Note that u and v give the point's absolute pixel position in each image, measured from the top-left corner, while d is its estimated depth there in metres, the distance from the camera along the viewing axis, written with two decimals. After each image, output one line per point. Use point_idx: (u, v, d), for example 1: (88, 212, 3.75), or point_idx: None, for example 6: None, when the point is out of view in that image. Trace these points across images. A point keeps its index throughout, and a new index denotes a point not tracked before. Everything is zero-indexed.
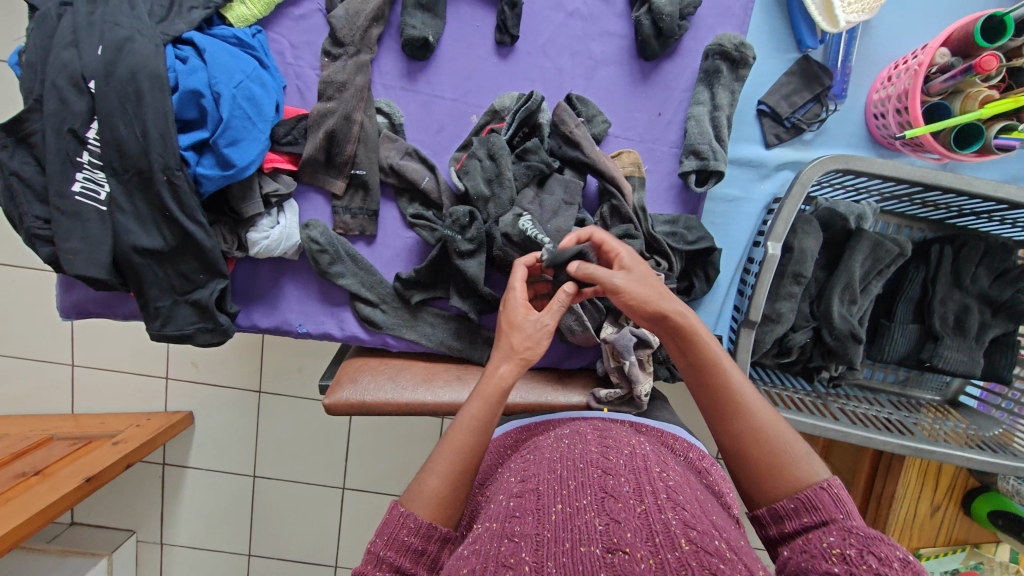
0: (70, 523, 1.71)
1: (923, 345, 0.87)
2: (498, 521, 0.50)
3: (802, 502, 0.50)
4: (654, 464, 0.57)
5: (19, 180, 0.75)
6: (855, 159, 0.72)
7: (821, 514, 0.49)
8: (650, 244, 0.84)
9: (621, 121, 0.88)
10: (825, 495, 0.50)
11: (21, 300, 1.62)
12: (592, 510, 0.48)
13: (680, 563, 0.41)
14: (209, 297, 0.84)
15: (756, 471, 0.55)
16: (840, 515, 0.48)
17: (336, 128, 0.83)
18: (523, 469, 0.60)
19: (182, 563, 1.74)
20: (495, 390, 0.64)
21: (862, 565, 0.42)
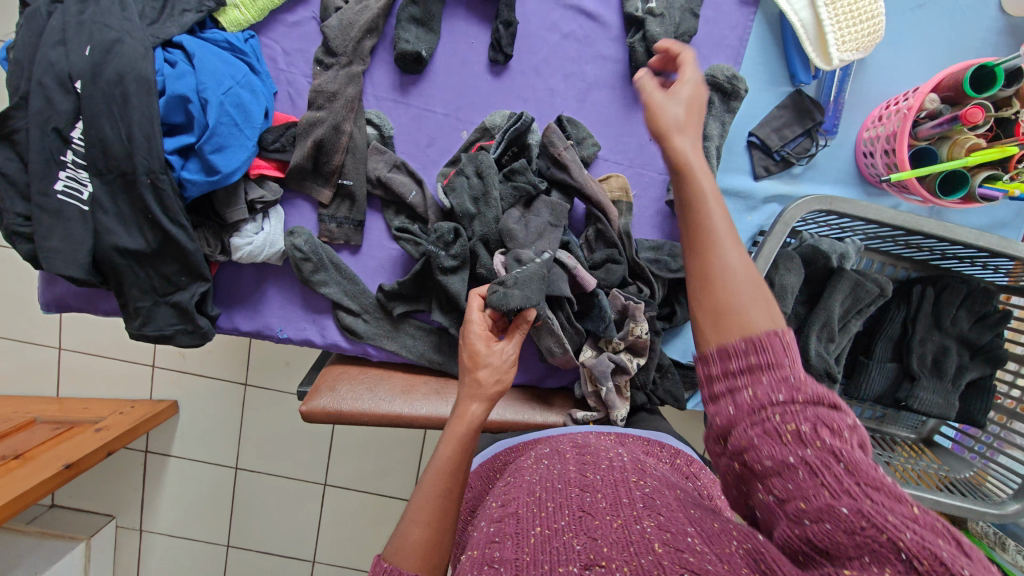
0: (50, 506, 1.71)
1: (900, 384, 0.87)
2: (477, 548, 0.47)
3: (752, 343, 0.42)
4: (631, 474, 0.56)
5: (2, 176, 0.75)
6: (838, 201, 0.72)
7: (769, 354, 0.41)
8: (634, 270, 0.86)
9: (612, 145, 0.88)
10: (776, 340, 0.42)
11: (11, 281, 1.63)
12: (569, 531, 0.46)
13: (654, 564, 0.40)
14: (190, 299, 0.84)
15: (711, 308, 0.45)
16: (786, 361, 0.41)
17: (324, 138, 0.83)
18: (503, 494, 0.58)
19: (160, 551, 1.73)
20: (462, 425, 0.65)
21: (819, 443, 0.38)
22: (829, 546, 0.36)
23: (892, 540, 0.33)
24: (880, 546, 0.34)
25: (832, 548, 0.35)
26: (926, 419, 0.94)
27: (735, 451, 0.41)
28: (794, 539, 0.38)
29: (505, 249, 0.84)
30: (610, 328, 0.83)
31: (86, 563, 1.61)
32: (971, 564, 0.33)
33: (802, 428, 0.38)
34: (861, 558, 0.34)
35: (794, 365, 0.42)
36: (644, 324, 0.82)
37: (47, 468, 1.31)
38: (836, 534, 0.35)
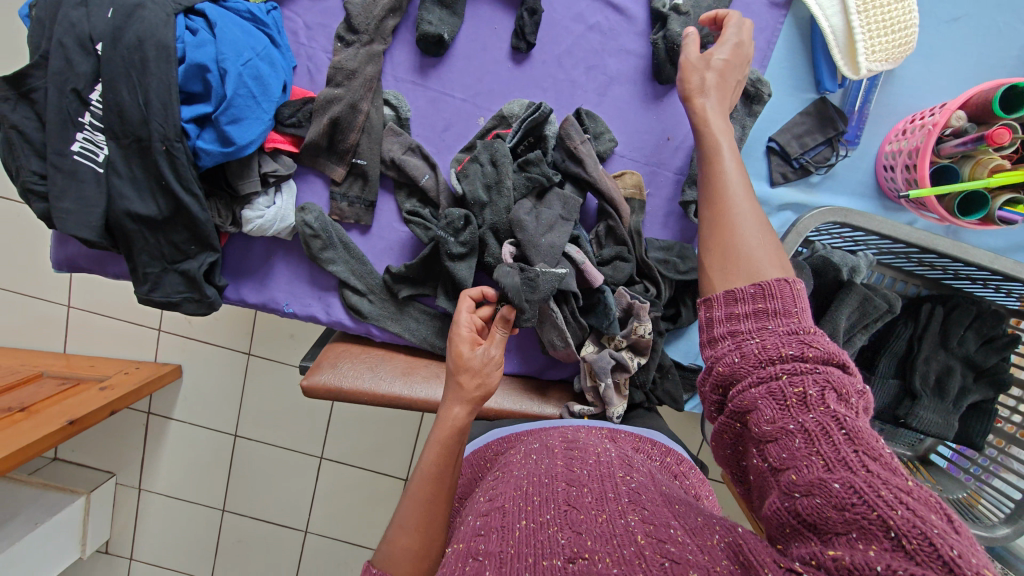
0: (53, 458, 1.75)
1: (901, 401, 0.86)
2: (463, 541, 0.50)
3: (760, 290, 0.50)
4: (618, 469, 0.58)
5: (19, 134, 0.75)
6: (855, 213, 0.71)
7: (776, 302, 0.49)
8: (641, 268, 0.86)
9: (628, 141, 0.87)
10: (784, 287, 0.49)
11: (23, 236, 1.64)
12: (555, 525, 0.48)
13: (636, 555, 0.42)
14: (198, 268, 0.85)
15: (723, 256, 0.55)
16: (789, 308, 0.48)
17: (340, 116, 0.83)
18: (492, 488, 0.59)
19: (156, 510, 1.77)
20: (449, 433, 0.66)
21: (820, 404, 0.40)
22: (817, 519, 0.37)
23: (882, 517, 0.33)
24: (870, 523, 0.34)
25: (820, 522, 0.36)
26: (923, 438, 0.93)
27: (739, 409, 0.45)
28: (784, 511, 0.39)
29: (514, 239, 0.84)
30: (614, 326, 0.83)
31: (85, 517, 1.65)
32: (963, 541, 0.32)
33: (806, 392, 0.41)
34: (848, 534, 0.35)
35: (805, 327, 0.47)
36: (648, 323, 0.81)
37: (51, 422, 1.34)
38: (825, 509, 0.36)
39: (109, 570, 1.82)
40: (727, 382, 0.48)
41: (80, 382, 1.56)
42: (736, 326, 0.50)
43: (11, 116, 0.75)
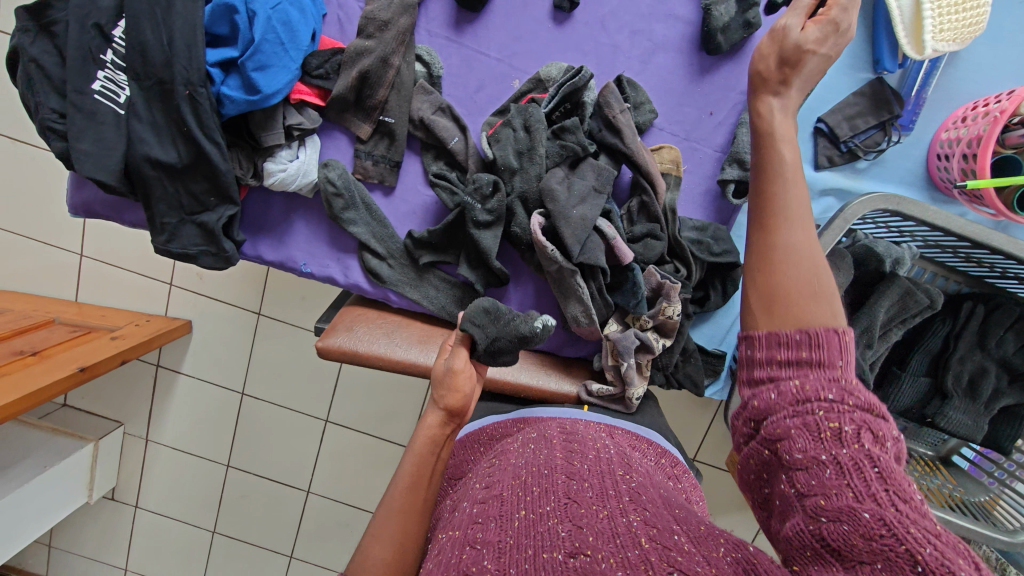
0: (64, 404, 1.77)
1: (931, 400, 0.84)
2: (461, 530, 0.50)
3: (808, 337, 0.42)
4: (617, 467, 0.58)
5: (37, 68, 0.72)
6: (907, 201, 0.67)
7: (822, 354, 0.41)
8: (673, 247, 0.82)
9: (669, 114, 0.83)
10: (835, 338, 0.42)
11: (37, 181, 1.62)
12: (556, 516, 0.47)
13: (641, 559, 0.42)
14: (216, 221, 0.83)
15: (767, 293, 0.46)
16: (839, 362, 0.41)
17: (370, 69, 0.79)
18: (487, 475, 0.59)
19: (162, 461, 1.79)
20: (427, 447, 0.67)
21: (856, 443, 0.37)
22: (841, 547, 0.34)
23: (910, 552, 0.32)
24: (896, 556, 0.32)
25: (844, 550, 0.34)
26: (947, 438, 0.91)
27: (768, 438, 0.41)
28: (806, 533, 0.36)
29: (544, 210, 0.80)
30: (641, 306, 0.80)
31: (92, 463, 1.67)
32: None
33: (844, 428, 0.37)
34: (873, 565, 0.33)
35: (851, 377, 0.41)
36: (677, 305, 0.78)
37: (62, 369, 1.34)
38: (852, 536, 0.34)
39: (114, 517, 1.85)
40: (758, 418, 0.43)
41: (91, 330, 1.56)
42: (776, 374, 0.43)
43: (30, 49, 0.72)
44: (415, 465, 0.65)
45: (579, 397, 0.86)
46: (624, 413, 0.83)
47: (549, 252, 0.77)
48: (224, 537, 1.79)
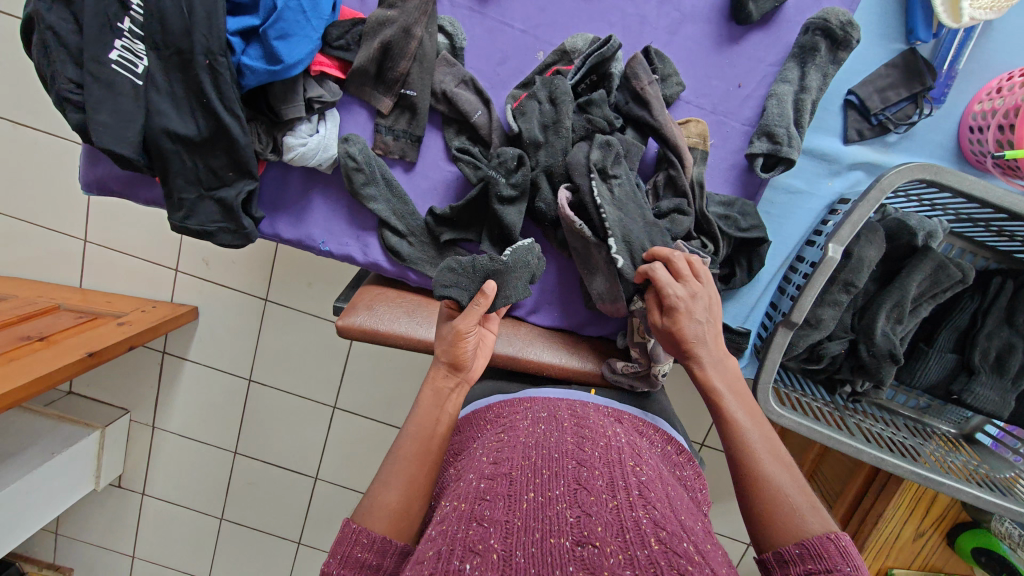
0: (69, 391, 1.76)
1: (956, 376, 0.84)
2: (466, 502, 0.50)
3: (806, 550, 0.46)
4: (628, 458, 0.57)
5: (54, 36, 0.70)
6: (944, 171, 0.66)
7: (827, 562, 0.45)
8: (700, 223, 0.80)
9: (696, 87, 0.81)
10: (831, 545, 0.46)
11: (38, 165, 1.59)
12: (564, 501, 0.48)
13: (650, 561, 0.41)
14: (235, 197, 0.81)
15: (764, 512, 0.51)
16: (848, 569, 0.44)
17: (392, 40, 0.78)
18: (496, 450, 0.59)
19: (168, 449, 1.78)
20: (433, 401, 0.70)
21: None
22: None
23: None
24: None
25: None
26: (971, 415, 0.91)
27: None
28: None
29: (570, 184, 0.79)
30: None
31: (99, 450, 1.66)
32: None
33: None
34: None
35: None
36: None
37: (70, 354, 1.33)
38: None
39: (120, 504, 1.85)
40: None
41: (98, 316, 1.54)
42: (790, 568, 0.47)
43: (46, 16, 0.69)
44: (420, 422, 0.67)
45: (602, 375, 0.86)
46: (647, 391, 0.83)
47: (578, 227, 0.76)
48: (231, 524, 1.79)
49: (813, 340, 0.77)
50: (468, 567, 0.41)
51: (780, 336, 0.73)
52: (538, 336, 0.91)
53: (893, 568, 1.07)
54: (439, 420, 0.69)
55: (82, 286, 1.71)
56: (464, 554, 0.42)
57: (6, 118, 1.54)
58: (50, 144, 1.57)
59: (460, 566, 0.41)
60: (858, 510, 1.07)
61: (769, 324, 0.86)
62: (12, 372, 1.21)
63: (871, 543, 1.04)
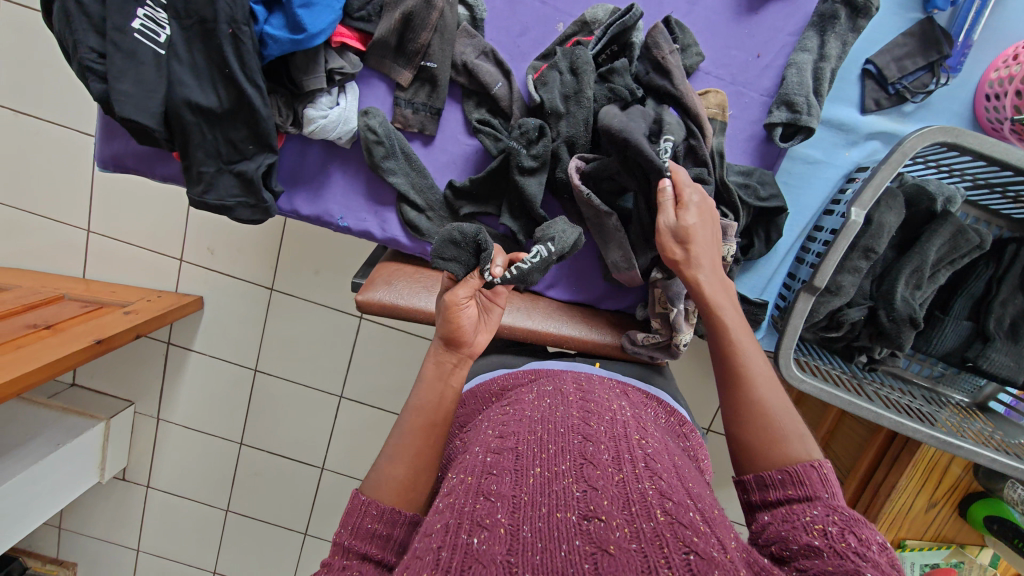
0: (72, 384, 1.75)
1: (972, 343, 0.84)
2: (473, 475, 0.49)
3: (789, 476, 0.51)
4: (633, 431, 0.57)
5: (76, 4, 0.69)
6: (966, 134, 0.66)
7: (807, 489, 0.49)
8: (720, 193, 0.80)
9: (715, 57, 0.82)
10: (813, 472, 0.50)
11: (39, 153, 1.57)
12: (570, 476, 0.48)
13: (655, 534, 0.42)
14: (256, 169, 0.81)
15: (753, 433, 0.56)
16: (825, 495, 0.49)
17: (414, 11, 0.77)
18: (502, 424, 0.59)
19: (173, 440, 1.78)
20: (435, 374, 0.66)
21: (841, 542, 0.43)
22: None
23: None
24: None
25: None
26: (984, 383, 0.91)
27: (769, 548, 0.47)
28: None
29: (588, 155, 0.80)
30: None
31: (104, 441, 1.65)
32: None
33: (826, 527, 0.44)
34: None
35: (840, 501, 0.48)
36: (732, 245, 0.77)
37: (78, 341, 1.32)
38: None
39: (126, 497, 1.84)
40: (761, 533, 0.50)
41: (103, 305, 1.53)
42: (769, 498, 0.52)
43: None
44: (424, 396, 0.64)
45: (623, 347, 0.86)
46: (669, 361, 0.84)
47: (587, 198, 0.78)
48: (238, 515, 1.78)
49: (833, 306, 0.78)
50: (476, 542, 0.41)
51: (802, 302, 0.74)
52: (556, 310, 0.91)
53: (905, 540, 1.08)
54: (444, 394, 0.65)
55: (85, 276, 1.69)
56: (472, 529, 0.42)
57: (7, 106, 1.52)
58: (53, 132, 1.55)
59: (468, 541, 0.41)
60: (871, 483, 1.09)
61: (787, 295, 0.86)
62: (19, 360, 1.20)
63: (883, 516, 1.06)
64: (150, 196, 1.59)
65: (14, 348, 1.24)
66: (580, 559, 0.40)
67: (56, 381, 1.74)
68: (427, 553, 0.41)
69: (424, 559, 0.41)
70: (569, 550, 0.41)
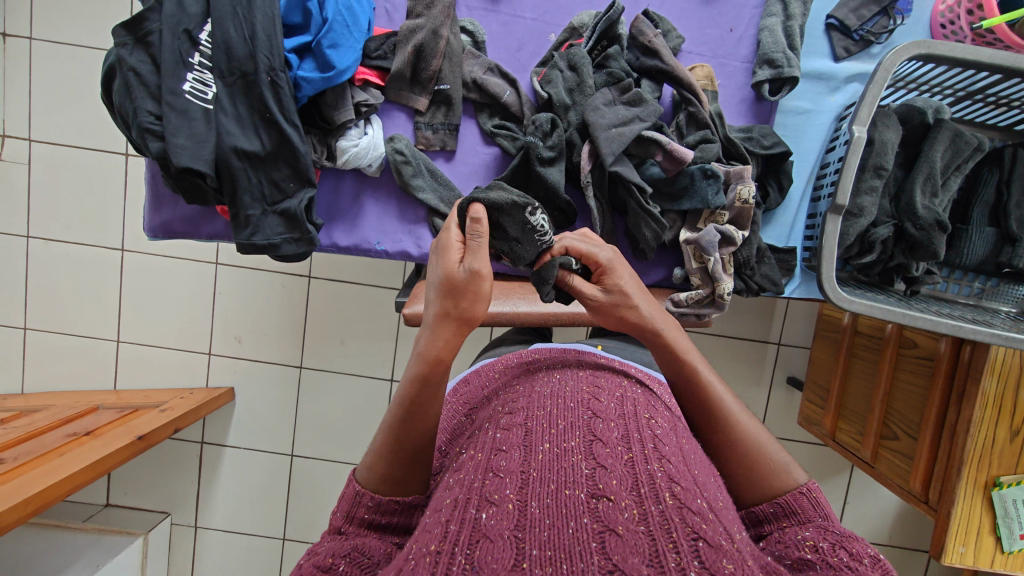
0: (105, 504, 1.59)
1: (1001, 249, 0.88)
2: (484, 453, 0.49)
3: (781, 508, 0.53)
4: (643, 410, 0.56)
5: (135, 76, 0.79)
6: (937, 44, 0.73)
7: (800, 517, 0.52)
8: (728, 148, 0.88)
9: (694, 38, 0.92)
10: (804, 498, 0.53)
11: (52, 263, 1.50)
12: (579, 453, 0.48)
13: (664, 517, 0.41)
14: (299, 205, 0.86)
15: (744, 469, 0.56)
16: (818, 517, 0.51)
17: (424, 42, 0.88)
18: (513, 402, 0.59)
19: (215, 551, 1.60)
20: None
21: (835, 558, 0.44)
22: None
23: None
24: None
25: None
26: None
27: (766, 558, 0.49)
28: None
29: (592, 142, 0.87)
30: (720, 195, 0.84)
31: (143, 560, 1.49)
32: None
33: (818, 543, 0.46)
34: None
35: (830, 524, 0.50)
36: (751, 186, 0.84)
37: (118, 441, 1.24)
38: None
39: None
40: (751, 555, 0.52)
41: (138, 409, 1.43)
42: (763, 528, 0.54)
43: (129, 59, 0.78)
44: None
45: (670, 310, 0.89)
46: (717, 314, 0.88)
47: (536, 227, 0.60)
48: None
49: (861, 227, 0.82)
50: (484, 516, 0.41)
51: (832, 222, 0.77)
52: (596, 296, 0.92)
53: (999, 477, 1.02)
54: None
55: (116, 387, 1.57)
56: (480, 504, 0.42)
57: (39, 236, 1.49)
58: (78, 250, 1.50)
59: (476, 516, 0.41)
60: (945, 432, 1.05)
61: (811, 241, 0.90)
62: (66, 462, 1.12)
63: (969, 458, 1.00)
64: (171, 292, 1.51)
65: (55, 456, 1.16)
66: (588, 537, 0.40)
67: (89, 503, 1.59)
68: (435, 525, 0.41)
69: (433, 532, 0.41)
70: (577, 528, 0.40)
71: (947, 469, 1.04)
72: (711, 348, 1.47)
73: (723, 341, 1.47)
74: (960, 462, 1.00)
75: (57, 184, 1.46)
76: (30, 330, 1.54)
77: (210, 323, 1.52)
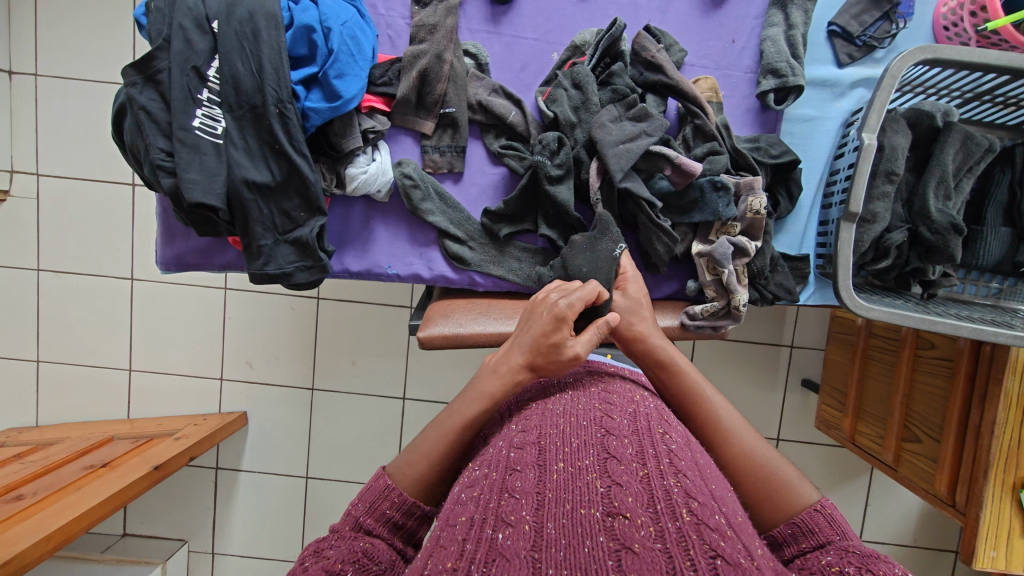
0: (122, 534, 1.58)
1: (1018, 248, 0.87)
2: (498, 471, 0.48)
3: (798, 528, 0.53)
4: (656, 425, 0.55)
5: (146, 115, 0.80)
6: (943, 48, 0.72)
7: (819, 536, 0.51)
8: (736, 159, 0.88)
9: (697, 51, 0.92)
10: (819, 516, 0.53)
11: (63, 295, 1.51)
12: (594, 471, 0.47)
13: (680, 534, 0.40)
14: (310, 233, 0.86)
15: (756, 486, 0.56)
16: (836, 536, 0.51)
17: (428, 67, 0.88)
18: (525, 418, 0.58)
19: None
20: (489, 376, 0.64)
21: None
22: None
23: None
24: None
25: None
26: None
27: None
28: None
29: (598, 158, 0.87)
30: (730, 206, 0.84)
31: None
32: None
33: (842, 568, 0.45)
34: None
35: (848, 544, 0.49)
36: (762, 197, 0.84)
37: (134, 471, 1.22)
38: None
39: None
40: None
41: (153, 438, 1.42)
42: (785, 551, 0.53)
43: (139, 98, 0.79)
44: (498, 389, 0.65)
45: (686, 324, 0.89)
46: (733, 325, 0.88)
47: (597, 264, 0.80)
48: None
49: (876, 233, 0.81)
50: (501, 536, 0.40)
51: (847, 228, 0.76)
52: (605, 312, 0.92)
53: None
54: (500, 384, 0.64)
55: (131, 416, 1.57)
56: (496, 524, 0.41)
57: (50, 269, 1.50)
58: (89, 282, 1.50)
59: (492, 535, 0.40)
60: (968, 431, 1.03)
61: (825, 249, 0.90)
62: (81, 497, 1.10)
63: (997, 459, 0.98)
64: (183, 319, 1.52)
65: (71, 491, 1.14)
66: (604, 555, 0.39)
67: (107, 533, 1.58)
68: (451, 544, 0.40)
69: (448, 549, 0.40)
70: (593, 546, 0.40)
71: (973, 472, 1.02)
72: (725, 354, 1.46)
73: (736, 347, 1.45)
74: (986, 467, 0.99)
75: (67, 218, 1.48)
76: (44, 362, 1.55)
77: (222, 349, 1.52)
